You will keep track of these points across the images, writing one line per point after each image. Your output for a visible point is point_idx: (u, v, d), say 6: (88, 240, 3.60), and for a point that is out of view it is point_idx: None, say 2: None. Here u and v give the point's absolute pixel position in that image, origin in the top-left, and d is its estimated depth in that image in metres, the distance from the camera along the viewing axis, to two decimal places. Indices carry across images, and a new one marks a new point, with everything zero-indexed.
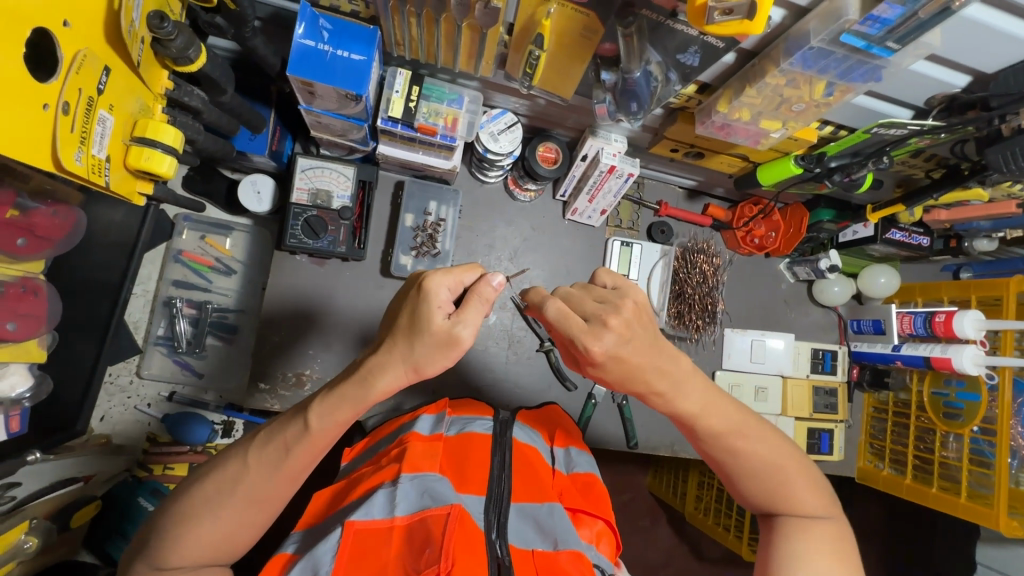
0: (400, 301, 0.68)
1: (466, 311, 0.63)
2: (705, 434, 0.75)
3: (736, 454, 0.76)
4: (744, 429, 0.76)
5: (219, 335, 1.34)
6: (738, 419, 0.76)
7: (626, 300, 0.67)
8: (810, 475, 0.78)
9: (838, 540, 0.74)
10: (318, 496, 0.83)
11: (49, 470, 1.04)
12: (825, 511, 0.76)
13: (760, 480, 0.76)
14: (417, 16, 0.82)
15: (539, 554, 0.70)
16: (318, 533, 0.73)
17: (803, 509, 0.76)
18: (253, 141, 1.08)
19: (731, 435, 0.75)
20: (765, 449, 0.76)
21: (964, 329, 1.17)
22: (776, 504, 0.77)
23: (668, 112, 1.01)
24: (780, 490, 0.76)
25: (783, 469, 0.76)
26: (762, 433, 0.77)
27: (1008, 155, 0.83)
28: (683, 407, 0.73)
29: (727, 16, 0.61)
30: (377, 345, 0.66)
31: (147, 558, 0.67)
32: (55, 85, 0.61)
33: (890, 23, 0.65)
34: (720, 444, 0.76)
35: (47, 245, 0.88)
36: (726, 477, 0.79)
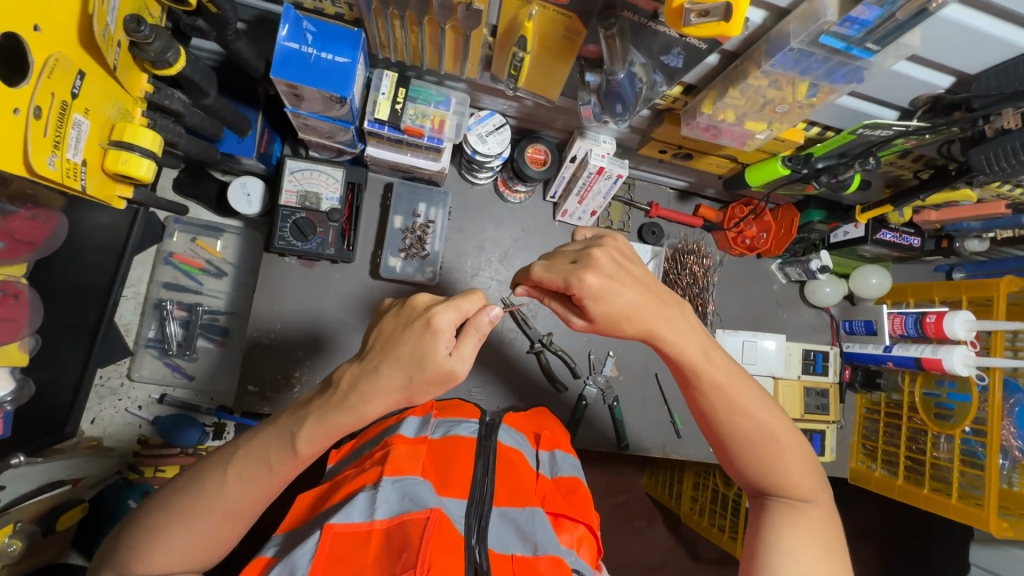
0: (396, 327, 0.65)
1: (464, 345, 0.63)
2: (707, 386, 0.78)
3: (734, 413, 0.78)
4: (746, 390, 0.79)
5: (210, 337, 1.34)
6: (739, 381, 0.79)
7: (607, 237, 0.77)
8: (804, 453, 0.79)
9: (818, 523, 0.76)
10: (302, 497, 0.83)
11: (37, 473, 1.06)
12: (809, 493, 0.78)
13: (751, 447, 0.78)
14: (400, 18, 0.82)
15: (518, 558, 0.69)
16: (299, 535, 0.73)
17: (790, 485, 0.78)
18: (240, 143, 1.08)
19: (733, 393, 0.78)
20: (763, 415, 0.78)
21: (954, 329, 1.17)
22: (765, 473, 0.79)
23: (655, 114, 1.01)
24: (770, 460, 0.78)
25: (777, 439, 0.78)
26: (762, 399, 0.79)
27: (993, 155, 0.83)
28: (687, 351, 0.77)
29: (704, 18, 0.61)
30: (372, 370, 0.63)
31: (117, 563, 0.68)
32: (25, 90, 0.61)
33: (868, 24, 0.65)
34: (718, 398, 0.78)
35: (28, 249, 0.89)
36: (718, 441, 0.81)
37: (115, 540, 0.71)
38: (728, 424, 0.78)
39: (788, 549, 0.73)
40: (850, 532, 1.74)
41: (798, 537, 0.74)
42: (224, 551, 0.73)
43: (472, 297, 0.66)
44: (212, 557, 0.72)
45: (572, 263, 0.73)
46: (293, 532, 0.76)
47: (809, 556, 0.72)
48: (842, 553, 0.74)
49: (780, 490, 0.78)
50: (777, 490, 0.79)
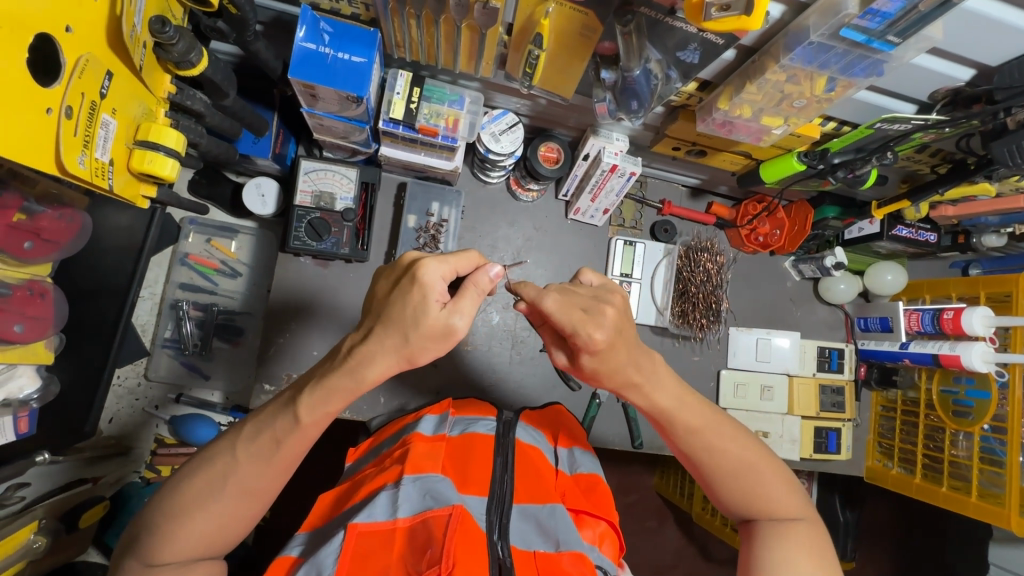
0: (386, 289, 0.67)
1: (463, 300, 0.64)
2: (680, 427, 0.78)
3: (710, 449, 0.79)
4: (719, 428, 0.79)
5: (225, 338, 1.36)
6: (711, 415, 0.80)
7: (613, 295, 0.72)
8: (784, 474, 0.80)
9: (810, 537, 0.76)
10: (323, 498, 0.83)
11: (60, 472, 1.09)
12: (796, 511, 0.78)
13: (732, 477, 0.79)
14: (417, 17, 0.83)
15: (541, 556, 0.70)
16: (323, 537, 0.73)
17: (774, 507, 0.78)
18: (256, 144, 1.09)
19: (706, 431, 0.79)
20: (736, 446, 0.79)
21: (972, 325, 1.16)
22: (751, 503, 0.78)
23: (669, 111, 1.01)
24: (750, 485, 0.78)
25: (756, 470, 0.79)
26: (735, 432, 0.80)
27: (1013, 149, 0.82)
28: (659, 400, 0.76)
29: (725, 12, 0.61)
30: (367, 332, 0.65)
31: (139, 555, 0.67)
32: (58, 90, 0.62)
33: (889, 16, 0.64)
34: (693, 439, 0.78)
35: (55, 248, 0.89)
36: (699, 475, 0.81)
37: (135, 527, 0.70)
38: (709, 461, 0.79)
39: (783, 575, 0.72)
40: (863, 531, 1.73)
41: (789, 551, 0.74)
42: (242, 532, 0.74)
43: (460, 261, 0.67)
44: (235, 536, 0.73)
45: (583, 309, 0.67)
46: (317, 531, 0.76)
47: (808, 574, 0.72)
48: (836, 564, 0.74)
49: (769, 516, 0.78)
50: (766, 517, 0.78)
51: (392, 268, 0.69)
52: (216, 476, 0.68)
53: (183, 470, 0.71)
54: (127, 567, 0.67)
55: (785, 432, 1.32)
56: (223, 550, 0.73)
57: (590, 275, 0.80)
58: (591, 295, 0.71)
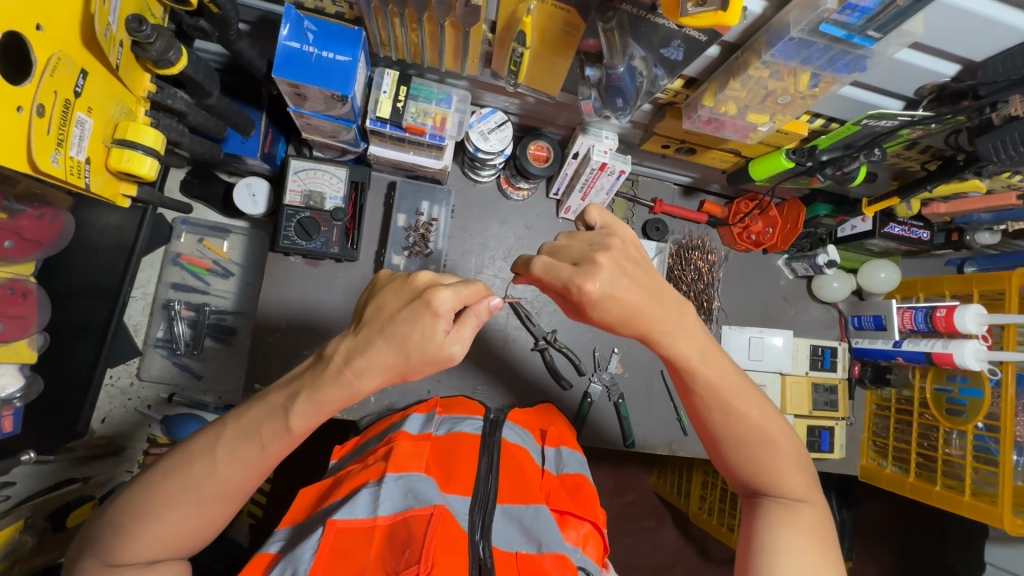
0: (396, 303, 0.66)
1: (464, 328, 0.65)
2: (703, 387, 0.76)
3: (729, 414, 0.77)
4: (742, 392, 0.77)
5: (217, 337, 1.36)
6: (736, 381, 0.77)
7: (612, 240, 0.72)
8: (798, 452, 0.79)
9: (813, 522, 0.76)
10: (304, 493, 0.83)
11: (52, 471, 1.08)
12: (804, 493, 0.78)
13: (747, 447, 0.78)
14: (400, 16, 0.83)
15: (522, 556, 0.70)
16: (303, 531, 0.74)
17: (782, 483, 0.78)
18: (244, 144, 1.09)
19: (728, 393, 0.77)
20: (758, 414, 0.77)
21: (965, 323, 1.15)
22: (758, 474, 0.78)
23: (657, 109, 1.01)
24: (763, 458, 0.77)
25: (771, 442, 0.78)
26: (758, 400, 0.78)
27: (1000, 144, 0.82)
28: (685, 353, 0.74)
29: (701, 7, 0.61)
30: (366, 345, 0.64)
31: (101, 554, 0.68)
32: (29, 88, 0.62)
33: (868, 11, 0.64)
34: (713, 401, 0.77)
35: (35, 248, 0.90)
36: (712, 441, 0.80)
37: (97, 526, 0.71)
38: (724, 424, 0.78)
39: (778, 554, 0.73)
40: (860, 531, 1.72)
41: (795, 534, 0.74)
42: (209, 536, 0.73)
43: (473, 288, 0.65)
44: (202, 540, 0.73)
45: (574, 264, 0.69)
46: (297, 526, 0.76)
47: (806, 554, 0.72)
48: (836, 550, 0.74)
49: (775, 491, 0.78)
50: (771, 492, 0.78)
51: (405, 281, 0.68)
52: (198, 478, 0.68)
53: (155, 469, 0.71)
54: (87, 563, 0.69)
55: None
56: (191, 553, 0.73)
57: (595, 216, 0.77)
58: (580, 254, 0.70)
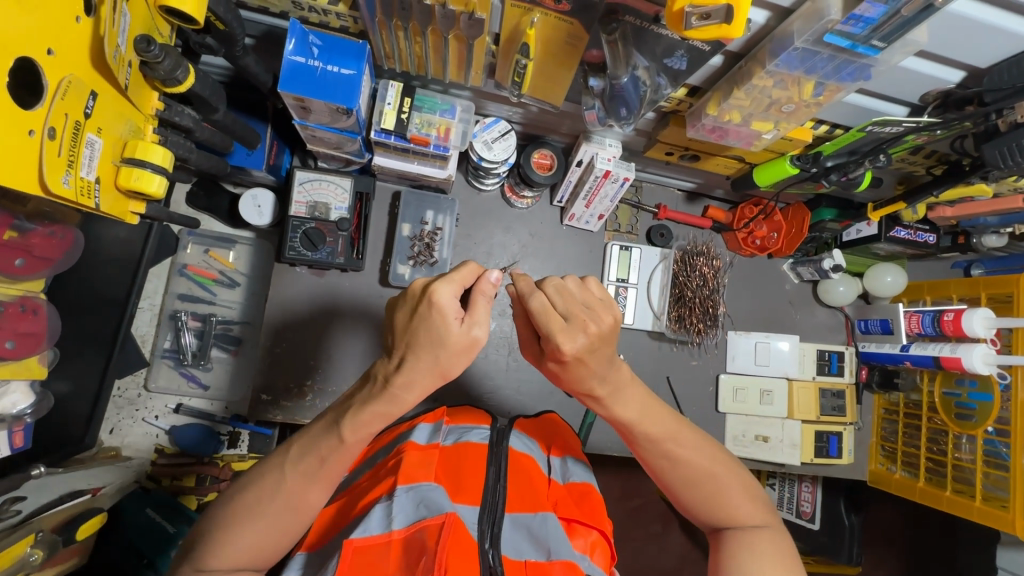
0: (405, 318, 0.66)
1: (477, 310, 0.64)
2: (644, 440, 0.77)
3: (675, 456, 0.78)
4: (682, 437, 0.78)
5: (224, 347, 1.36)
6: (677, 428, 0.78)
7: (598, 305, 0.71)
8: (748, 481, 0.79)
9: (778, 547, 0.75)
10: (324, 514, 0.83)
11: (57, 483, 1.04)
12: (763, 519, 0.77)
13: (698, 485, 0.78)
14: (404, 29, 0.83)
15: (532, 564, 0.70)
16: (323, 556, 0.74)
17: (741, 516, 0.77)
18: (250, 156, 1.10)
19: (669, 441, 0.77)
20: (701, 456, 0.78)
21: (973, 327, 1.14)
22: (716, 513, 0.78)
23: (660, 117, 1.02)
24: (715, 493, 0.77)
25: (719, 478, 0.78)
26: (699, 440, 0.79)
27: (1006, 150, 0.82)
28: (621, 413, 0.76)
29: (705, 21, 0.61)
30: (401, 363, 0.65)
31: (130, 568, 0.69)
32: (40, 112, 0.63)
33: (873, 22, 0.64)
34: (657, 450, 0.78)
35: (46, 265, 0.90)
36: (666, 486, 0.80)
37: None
38: (671, 472, 0.78)
39: None
40: (869, 535, 1.71)
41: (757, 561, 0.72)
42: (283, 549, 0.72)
43: (465, 274, 0.67)
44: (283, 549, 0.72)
45: (562, 317, 0.67)
46: (317, 550, 0.76)
47: None
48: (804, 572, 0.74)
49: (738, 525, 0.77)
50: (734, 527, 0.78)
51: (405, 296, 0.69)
52: None
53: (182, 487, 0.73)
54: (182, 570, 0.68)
55: (785, 436, 1.31)
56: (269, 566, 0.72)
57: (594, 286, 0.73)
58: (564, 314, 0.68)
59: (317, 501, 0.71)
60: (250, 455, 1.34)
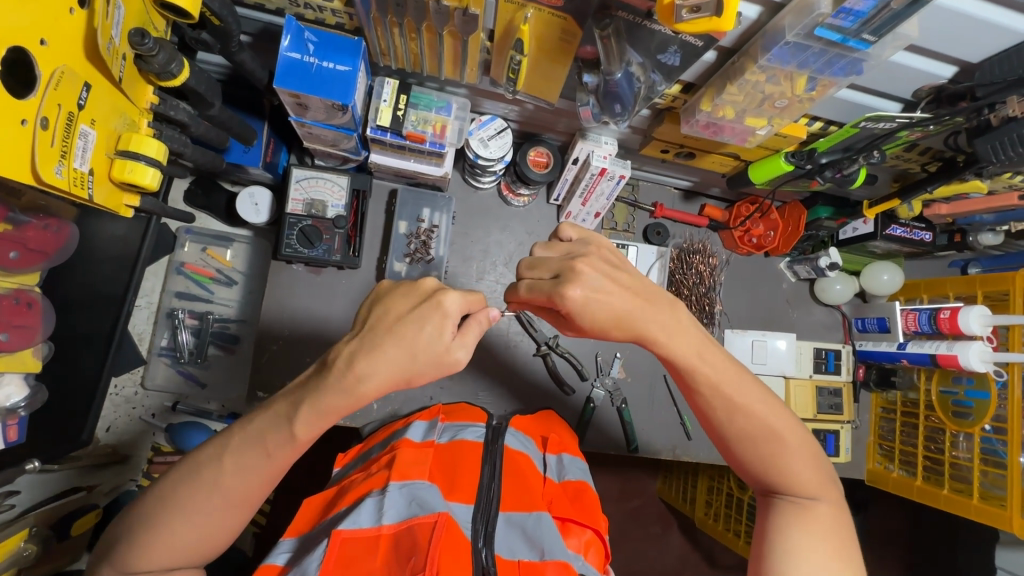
0: (403, 306, 0.68)
1: (468, 334, 0.69)
2: (704, 386, 0.77)
3: (739, 408, 0.77)
4: (745, 389, 0.77)
5: (220, 345, 1.37)
6: (741, 380, 0.78)
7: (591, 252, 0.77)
8: (808, 447, 0.78)
9: (828, 521, 0.75)
10: (309, 501, 0.83)
11: (54, 480, 1.09)
12: (818, 491, 0.76)
13: (759, 444, 0.77)
14: (399, 26, 0.84)
15: (525, 564, 0.70)
16: (309, 542, 0.74)
17: (794, 481, 0.76)
18: (246, 153, 1.10)
19: (729, 390, 0.77)
20: (763, 413, 0.77)
21: (969, 325, 1.14)
22: (767, 472, 0.78)
23: (655, 114, 1.02)
24: (774, 455, 0.77)
25: (778, 438, 0.77)
26: (763, 395, 0.78)
27: (998, 145, 0.82)
28: (679, 354, 0.76)
29: (695, 14, 0.61)
30: (373, 347, 0.65)
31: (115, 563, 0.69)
32: (32, 102, 0.63)
33: (863, 15, 0.64)
34: (716, 399, 0.77)
35: (41, 258, 0.91)
36: (720, 439, 0.80)
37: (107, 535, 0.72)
38: (727, 423, 0.78)
39: (794, 548, 0.72)
40: (869, 535, 1.71)
41: (808, 536, 0.73)
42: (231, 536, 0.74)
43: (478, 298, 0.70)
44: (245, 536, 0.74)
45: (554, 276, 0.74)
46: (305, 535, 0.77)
47: (820, 554, 0.71)
48: (851, 549, 0.73)
49: (789, 488, 0.77)
50: (784, 489, 0.77)
51: (409, 285, 0.71)
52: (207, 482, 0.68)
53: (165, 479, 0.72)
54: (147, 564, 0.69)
55: None
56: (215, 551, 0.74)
57: (570, 231, 0.83)
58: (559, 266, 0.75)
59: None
60: None
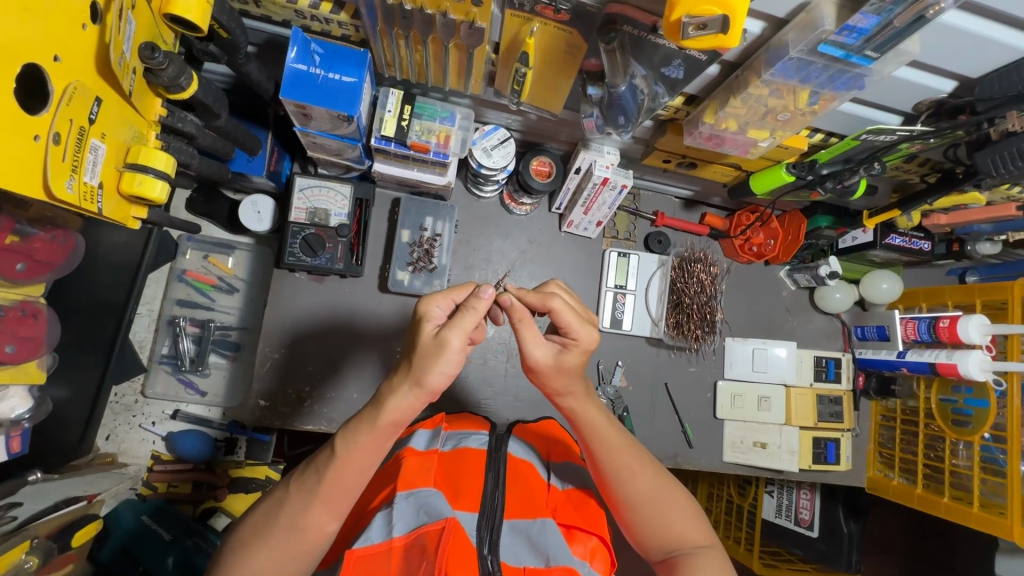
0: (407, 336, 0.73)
1: (460, 320, 0.65)
2: (601, 448, 0.80)
3: (634, 470, 0.80)
4: (635, 451, 0.81)
5: (222, 352, 1.35)
6: (632, 442, 0.82)
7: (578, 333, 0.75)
8: (693, 502, 0.82)
9: (723, 568, 0.75)
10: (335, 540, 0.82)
11: (53, 490, 1.05)
12: (709, 540, 0.78)
13: (653, 508, 0.79)
14: (405, 38, 0.84)
15: (530, 571, 0.71)
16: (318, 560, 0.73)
17: (687, 536, 0.78)
18: (250, 163, 1.10)
19: (623, 452, 0.80)
20: (652, 471, 0.81)
21: (968, 333, 1.14)
22: (662, 529, 0.78)
23: (657, 125, 1.03)
24: (668, 518, 0.78)
25: (667, 494, 0.80)
26: (650, 457, 0.83)
27: (996, 159, 0.84)
28: (586, 415, 0.80)
29: (702, 31, 0.62)
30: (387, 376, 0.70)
31: None
32: (46, 117, 0.63)
33: (866, 32, 0.65)
34: (613, 461, 0.80)
35: (47, 269, 0.91)
36: (616, 503, 0.81)
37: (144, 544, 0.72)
38: (623, 484, 0.80)
39: None
40: (868, 541, 1.72)
41: None
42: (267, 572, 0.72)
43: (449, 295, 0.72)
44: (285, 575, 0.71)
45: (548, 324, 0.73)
46: (329, 568, 0.75)
47: None
48: None
49: (684, 544, 0.77)
50: (679, 546, 0.77)
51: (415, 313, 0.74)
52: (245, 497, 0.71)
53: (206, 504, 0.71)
54: None
55: (783, 444, 1.30)
56: None
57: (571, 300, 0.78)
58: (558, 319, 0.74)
59: (323, 521, 0.70)
60: (247, 462, 1.34)
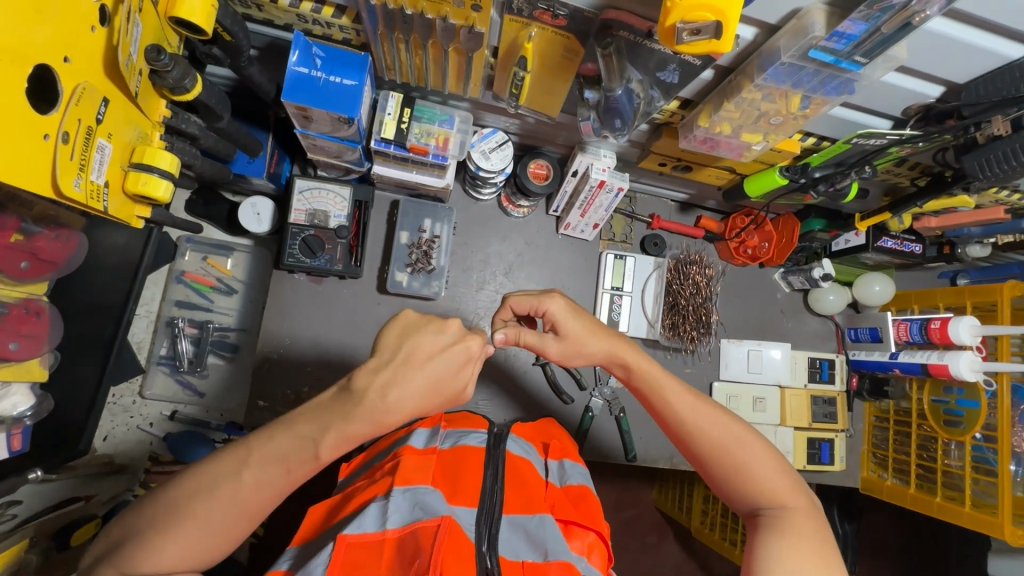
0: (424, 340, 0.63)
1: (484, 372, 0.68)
2: (669, 408, 0.84)
3: (703, 422, 0.82)
4: (704, 410, 0.83)
5: (220, 354, 1.36)
6: (701, 401, 0.84)
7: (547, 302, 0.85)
8: (775, 457, 0.81)
9: (805, 526, 0.75)
10: (315, 511, 0.83)
11: (50, 490, 1.05)
12: (788, 500, 0.78)
13: (730, 465, 0.80)
14: (405, 42, 0.86)
15: (528, 565, 0.71)
16: (313, 550, 0.74)
17: (767, 492, 0.78)
18: (251, 164, 1.11)
19: (689, 412, 0.83)
20: (722, 429, 0.82)
21: (959, 334, 1.16)
22: (740, 485, 0.80)
23: (653, 128, 1.05)
24: (744, 467, 0.79)
25: (740, 452, 0.80)
26: (722, 416, 0.83)
27: (984, 162, 0.86)
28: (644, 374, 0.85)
29: (696, 36, 0.63)
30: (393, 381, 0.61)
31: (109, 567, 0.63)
32: (55, 116, 0.65)
33: (855, 38, 0.67)
34: (683, 420, 0.83)
35: (50, 267, 0.91)
36: (697, 461, 0.84)
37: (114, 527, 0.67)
38: (694, 442, 0.82)
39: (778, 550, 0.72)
40: (864, 543, 1.73)
41: (789, 539, 0.73)
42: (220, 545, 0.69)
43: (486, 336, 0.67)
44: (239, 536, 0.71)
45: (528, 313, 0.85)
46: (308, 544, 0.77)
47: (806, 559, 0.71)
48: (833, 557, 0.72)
49: (765, 501, 0.78)
50: (761, 502, 0.78)
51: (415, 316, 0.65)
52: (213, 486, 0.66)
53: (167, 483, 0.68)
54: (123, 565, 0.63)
55: (777, 443, 1.32)
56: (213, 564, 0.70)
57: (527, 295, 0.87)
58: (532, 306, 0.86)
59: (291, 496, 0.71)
60: None
